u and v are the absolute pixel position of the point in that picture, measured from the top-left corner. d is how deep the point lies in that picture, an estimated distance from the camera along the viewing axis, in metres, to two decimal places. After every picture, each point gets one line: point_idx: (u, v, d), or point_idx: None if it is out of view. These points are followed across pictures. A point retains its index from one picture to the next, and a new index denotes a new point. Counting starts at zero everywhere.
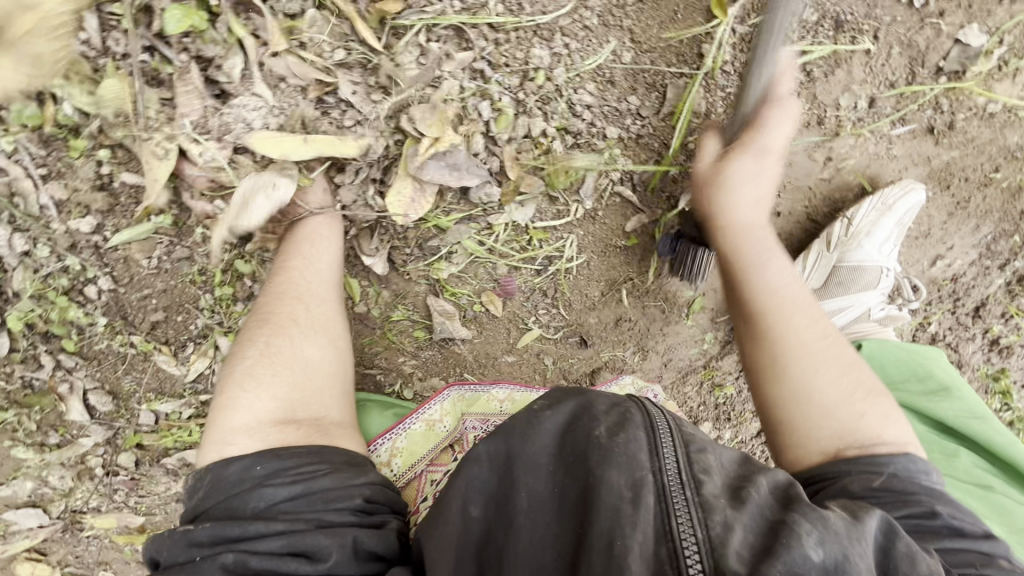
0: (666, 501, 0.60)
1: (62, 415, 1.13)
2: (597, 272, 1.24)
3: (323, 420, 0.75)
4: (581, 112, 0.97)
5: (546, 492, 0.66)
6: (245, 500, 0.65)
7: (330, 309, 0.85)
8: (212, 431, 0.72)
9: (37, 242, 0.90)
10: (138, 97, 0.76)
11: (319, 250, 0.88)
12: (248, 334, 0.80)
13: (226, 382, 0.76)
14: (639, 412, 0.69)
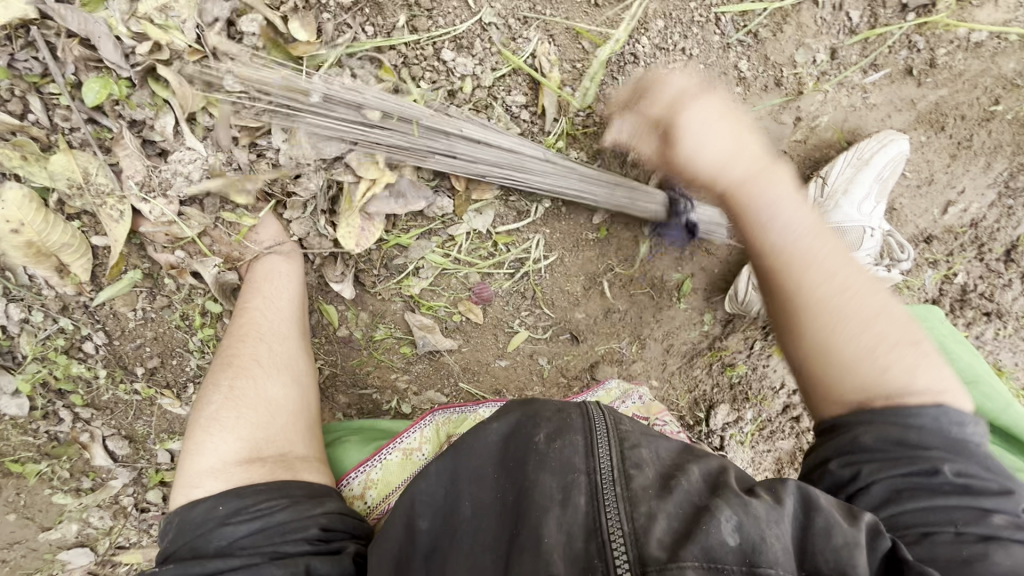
0: (597, 498, 0.66)
1: (88, 462, 1.22)
2: (573, 267, 1.25)
3: (288, 453, 0.85)
4: (518, 113, 0.96)
5: (487, 502, 0.72)
6: (207, 539, 0.73)
7: (293, 346, 0.95)
8: (183, 474, 0.81)
9: (32, 309, 0.98)
10: (86, 167, 0.82)
11: (280, 287, 0.95)
12: (212, 379, 0.89)
13: (196, 427, 0.85)
14: (578, 416, 0.75)
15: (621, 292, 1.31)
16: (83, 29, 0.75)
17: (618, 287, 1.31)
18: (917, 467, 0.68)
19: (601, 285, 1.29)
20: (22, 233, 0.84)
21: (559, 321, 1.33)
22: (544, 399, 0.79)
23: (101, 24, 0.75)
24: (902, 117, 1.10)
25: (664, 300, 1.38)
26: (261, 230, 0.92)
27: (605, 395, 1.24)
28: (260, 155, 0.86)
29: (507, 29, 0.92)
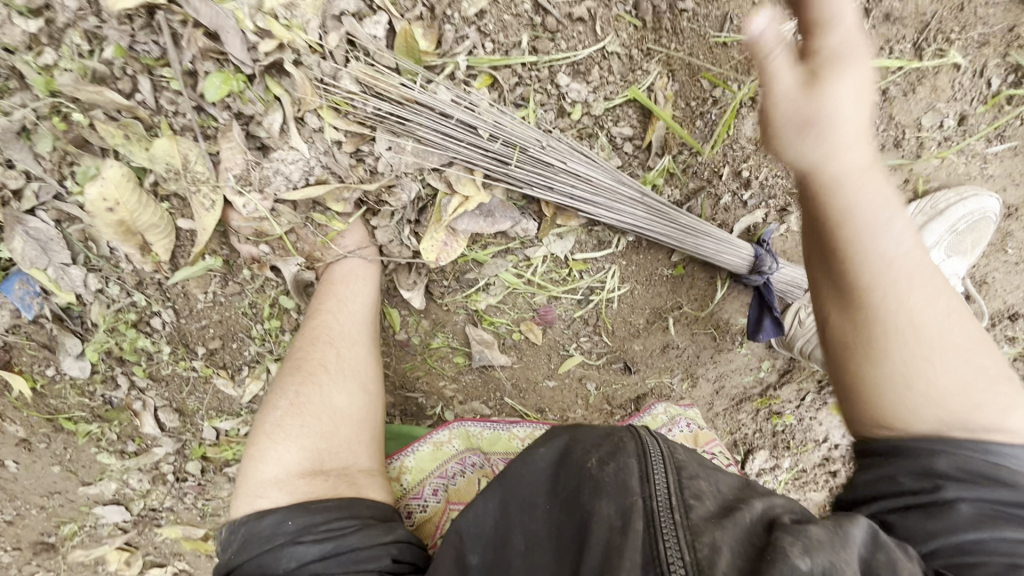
0: (654, 527, 0.60)
1: (137, 428, 1.24)
2: (641, 301, 1.21)
3: (350, 466, 0.82)
4: (621, 145, 0.92)
5: (544, 534, 0.68)
6: (276, 556, 0.69)
7: (356, 349, 0.91)
8: (246, 482, 0.79)
9: (109, 280, 0.98)
10: (186, 154, 0.80)
11: (348, 286, 0.92)
12: (279, 384, 0.87)
13: (259, 433, 0.83)
14: (633, 439, 0.69)
15: (684, 329, 1.27)
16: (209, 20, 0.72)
17: (681, 325, 1.27)
18: (1004, 490, 0.56)
19: (666, 322, 1.26)
20: (116, 211, 0.84)
21: (615, 351, 1.30)
22: (591, 426, 0.75)
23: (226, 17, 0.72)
24: (1017, 192, 1.04)
25: (724, 342, 1.32)
26: (348, 232, 0.90)
27: (652, 420, 1.14)
28: (359, 162, 0.83)
29: (628, 59, 0.87)
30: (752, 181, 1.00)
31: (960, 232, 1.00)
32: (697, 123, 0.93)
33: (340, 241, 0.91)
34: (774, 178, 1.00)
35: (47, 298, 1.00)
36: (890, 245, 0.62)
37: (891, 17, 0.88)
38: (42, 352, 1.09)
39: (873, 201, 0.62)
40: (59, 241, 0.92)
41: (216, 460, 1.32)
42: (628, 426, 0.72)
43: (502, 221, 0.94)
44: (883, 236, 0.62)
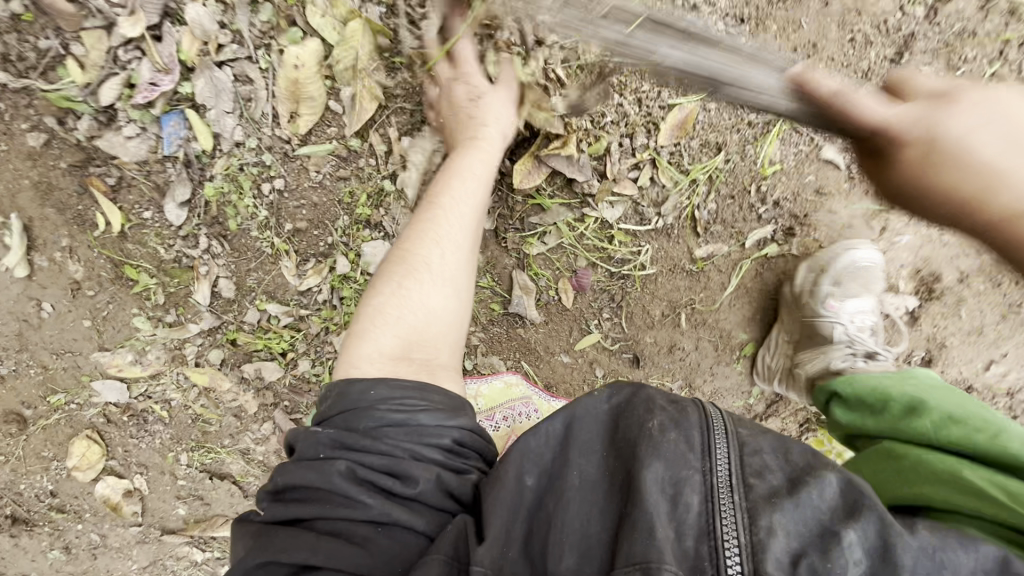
0: (710, 500, 0.69)
1: (188, 295, 1.31)
2: (662, 290, 1.40)
3: (429, 362, 0.92)
4: (677, 138, 1.22)
5: (596, 476, 0.75)
6: (362, 417, 0.81)
7: (461, 237, 1.02)
8: (350, 351, 0.92)
9: (249, 138, 1.17)
10: (367, 44, 1.11)
11: (469, 159, 1.07)
12: (388, 274, 0.99)
13: (363, 314, 0.96)
14: (698, 415, 0.77)
15: (693, 330, 1.43)
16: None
17: (692, 324, 1.43)
18: None
19: (678, 318, 1.42)
20: (297, 71, 1.12)
21: (629, 339, 1.45)
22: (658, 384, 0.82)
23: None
24: (968, 261, 1.32)
25: (724, 354, 1.44)
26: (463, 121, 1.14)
27: None
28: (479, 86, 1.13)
29: None
30: (767, 196, 1.29)
31: (868, 280, 1.29)
32: (737, 137, 1.23)
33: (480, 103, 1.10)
34: (784, 198, 1.29)
35: (186, 144, 1.18)
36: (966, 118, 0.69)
37: None
38: (149, 194, 1.23)
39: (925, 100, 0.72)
40: (228, 95, 1.14)
41: (241, 353, 1.37)
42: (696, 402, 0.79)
43: (663, 57, 0.93)
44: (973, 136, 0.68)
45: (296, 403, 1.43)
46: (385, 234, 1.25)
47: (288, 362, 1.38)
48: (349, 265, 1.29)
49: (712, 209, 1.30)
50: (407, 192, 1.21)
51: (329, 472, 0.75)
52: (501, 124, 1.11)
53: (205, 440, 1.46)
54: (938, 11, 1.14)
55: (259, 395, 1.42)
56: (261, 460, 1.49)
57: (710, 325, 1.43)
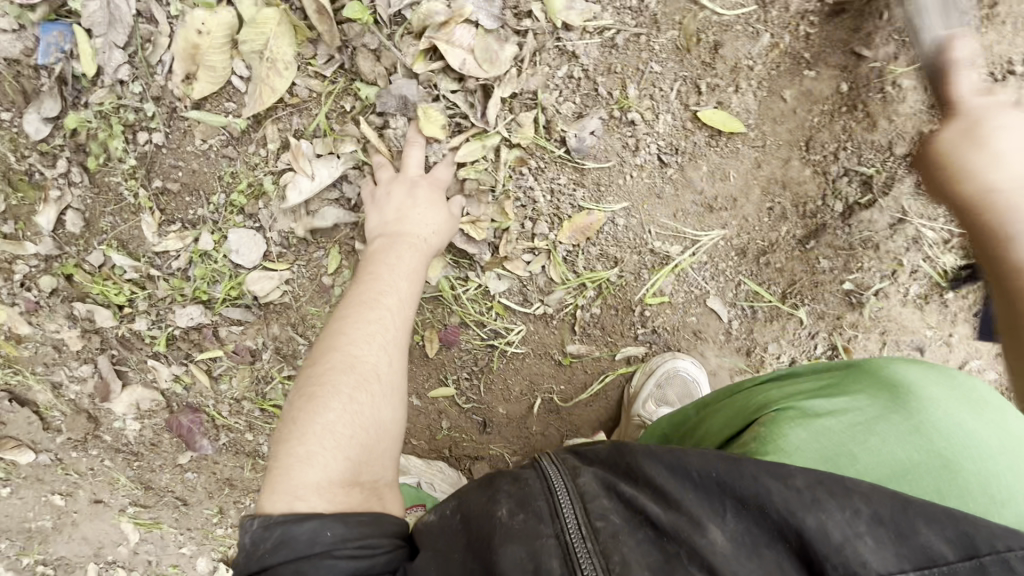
0: (571, 558, 0.64)
1: (31, 214, 1.20)
2: (526, 369, 1.39)
3: (382, 484, 0.76)
4: (577, 238, 1.19)
5: (457, 554, 0.71)
6: (273, 551, 0.63)
7: (402, 329, 0.88)
8: (280, 483, 0.70)
9: (136, 80, 1.07)
10: (288, 34, 1.01)
11: (402, 249, 0.99)
12: (331, 381, 0.78)
13: (300, 433, 0.74)
14: (537, 480, 0.74)
15: (545, 417, 1.42)
16: (395, 86, 1.03)
17: (545, 410, 1.42)
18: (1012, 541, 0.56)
19: (534, 403, 1.42)
20: (203, 35, 1.02)
21: (482, 404, 1.43)
22: (504, 471, 0.79)
23: (415, 82, 1.03)
24: None
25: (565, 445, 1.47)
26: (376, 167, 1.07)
27: None
28: (390, 122, 1.06)
29: (610, 183, 1.15)
30: (648, 321, 1.30)
31: (688, 398, 1.29)
32: (635, 258, 1.22)
33: (405, 163, 1.06)
34: (663, 327, 1.30)
35: (67, 60, 1.06)
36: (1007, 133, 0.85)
37: (784, 270, 1.21)
38: (11, 96, 1.10)
39: (1014, 174, 0.82)
40: (124, 28, 1.03)
41: (76, 289, 1.27)
42: (533, 464, 0.77)
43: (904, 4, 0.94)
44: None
45: (124, 356, 1.36)
46: (258, 226, 1.19)
47: (123, 314, 1.30)
48: (213, 243, 1.21)
49: (595, 313, 1.29)
50: (287, 194, 1.13)
51: None
52: (435, 205, 1.05)
53: (16, 359, 1.36)
54: (855, 213, 1.15)
55: (85, 336, 1.33)
56: (72, 399, 1.41)
57: (561, 418, 1.42)
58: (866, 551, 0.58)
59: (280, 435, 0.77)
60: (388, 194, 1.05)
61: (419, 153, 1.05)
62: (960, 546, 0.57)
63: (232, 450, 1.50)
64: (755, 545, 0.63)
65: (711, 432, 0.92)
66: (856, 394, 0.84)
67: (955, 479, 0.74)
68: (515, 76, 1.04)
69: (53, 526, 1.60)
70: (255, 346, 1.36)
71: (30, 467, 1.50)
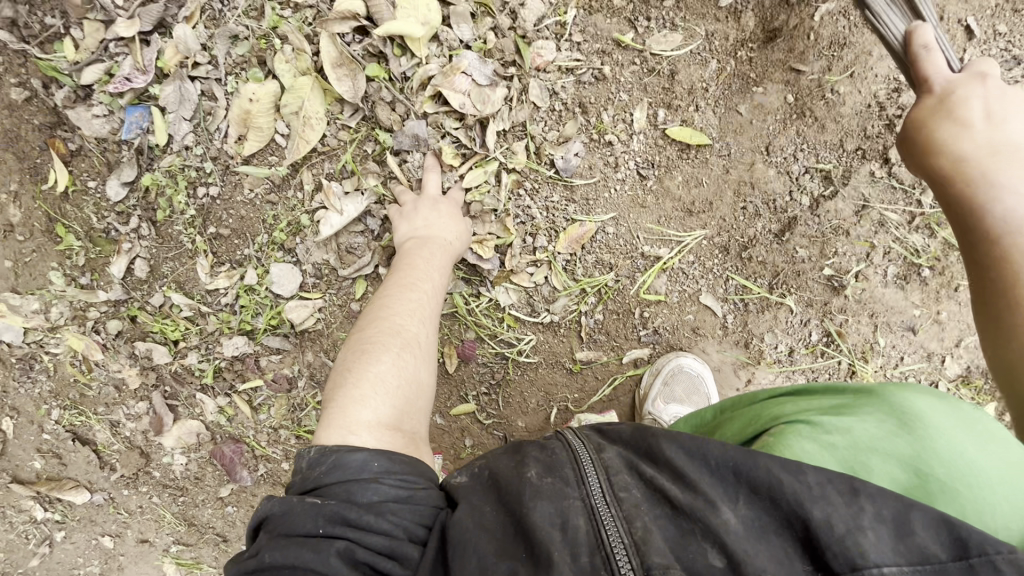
0: (596, 519, 0.74)
1: (106, 264, 1.40)
2: (540, 379, 1.48)
3: (415, 436, 0.96)
4: (573, 249, 1.34)
5: (494, 516, 0.78)
6: (328, 471, 0.84)
7: (433, 316, 1.11)
8: (341, 418, 0.90)
9: (199, 145, 1.30)
10: (320, 97, 1.25)
11: (433, 251, 1.18)
12: (382, 344, 1.00)
13: (357, 380, 0.95)
14: (564, 455, 0.82)
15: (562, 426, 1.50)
16: (408, 127, 1.24)
17: (561, 419, 1.49)
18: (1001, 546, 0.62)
19: (550, 413, 1.50)
20: (253, 103, 1.26)
21: (501, 418, 1.51)
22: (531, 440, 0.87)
23: (424, 122, 1.24)
24: None
25: None
26: (400, 196, 1.27)
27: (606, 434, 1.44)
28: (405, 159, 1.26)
29: (597, 197, 1.31)
30: (648, 322, 1.40)
31: (695, 393, 1.36)
32: (628, 262, 1.35)
33: (424, 187, 1.25)
34: (663, 327, 1.40)
35: (144, 134, 1.31)
36: (981, 149, 0.87)
37: (767, 262, 1.33)
38: (99, 167, 1.35)
39: (986, 139, 0.87)
40: (190, 104, 1.28)
41: (139, 329, 1.45)
42: (558, 436, 0.86)
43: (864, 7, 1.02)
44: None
45: (175, 391, 1.50)
46: (295, 260, 1.37)
47: (177, 350, 1.46)
48: (257, 278, 1.39)
49: (598, 318, 1.41)
50: (320, 229, 1.33)
51: (302, 519, 0.77)
52: (455, 218, 1.25)
53: (82, 399, 1.51)
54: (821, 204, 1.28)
55: (143, 373, 1.49)
56: (127, 436, 1.54)
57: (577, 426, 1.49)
58: (865, 542, 0.65)
59: (337, 380, 0.97)
60: (415, 209, 1.24)
61: (437, 177, 1.25)
62: (952, 549, 0.63)
63: (269, 480, 1.59)
64: (764, 529, 0.70)
65: (727, 431, 0.98)
66: (863, 415, 0.84)
67: (959, 499, 0.75)
68: (507, 112, 1.24)
69: (101, 570, 1.67)
70: (292, 373, 1.49)
71: (85, 508, 1.60)
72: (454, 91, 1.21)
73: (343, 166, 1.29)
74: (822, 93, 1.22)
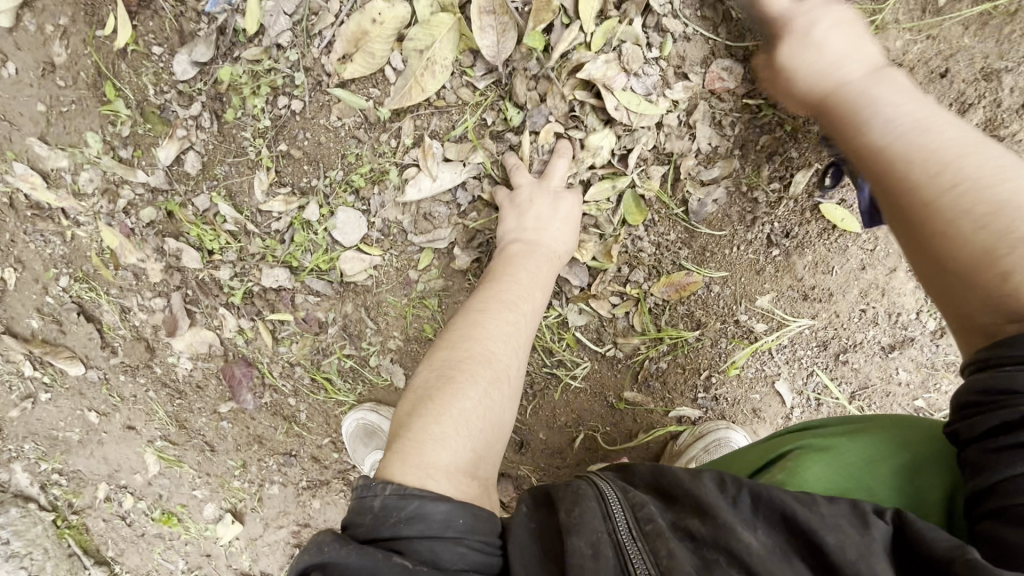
0: (625, 557, 0.67)
1: (152, 145, 1.23)
2: (577, 403, 1.41)
3: (488, 483, 0.87)
4: (667, 295, 1.21)
5: (536, 547, 0.72)
6: (408, 522, 0.73)
7: (526, 342, 0.99)
8: (417, 454, 0.80)
9: (294, 47, 1.11)
10: (453, 40, 1.06)
11: (540, 261, 1.06)
12: (471, 376, 0.89)
13: (439, 413, 0.85)
14: (591, 487, 0.77)
15: (583, 453, 1.44)
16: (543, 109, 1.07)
17: (584, 447, 1.43)
18: None
19: (575, 437, 1.43)
20: (372, 24, 1.07)
21: (524, 426, 1.45)
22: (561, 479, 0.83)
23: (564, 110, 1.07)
24: None
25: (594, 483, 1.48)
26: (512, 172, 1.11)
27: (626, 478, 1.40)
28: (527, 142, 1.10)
29: (714, 249, 1.16)
30: (710, 387, 1.32)
31: None
32: (716, 324, 1.23)
33: (548, 174, 1.09)
34: (724, 396, 1.32)
35: (231, 13, 1.11)
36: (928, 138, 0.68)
37: (859, 372, 1.22)
38: (169, 34, 1.15)
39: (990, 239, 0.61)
40: None
41: (172, 226, 1.30)
42: (586, 476, 0.81)
43: None
44: (882, 107, 0.73)
45: (197, 298, 1.38)
46: (365, 209, 1.22)
47: (210, 260, 1.32)
48: (318, 215, 1.23)
49: (662, 366, 1.31)
50: (406, 189, 1.17)
51: None
52: (571, 223, 1.10)
53: (94, 275, 1.38)
54: (944, 334, 1.17)
55: (167, 271, 1.36)
56: (136, 326, 1.44)
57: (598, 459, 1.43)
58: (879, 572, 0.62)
59: (415, 407, 0.87)
60: (531, 201, 1.09)
61: (565, 167, 1.09)
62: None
63: (272, 410, 1.53)
64: (786, 553, 0.67)
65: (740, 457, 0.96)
66: (882, 436, 0.83)
67: None
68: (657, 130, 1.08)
69: (79, 440, 1.63)
70: (325, 319, 1.38)
71: (76, 380, 1.53)
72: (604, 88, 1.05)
73: (455, 126, 1.12)
74: None
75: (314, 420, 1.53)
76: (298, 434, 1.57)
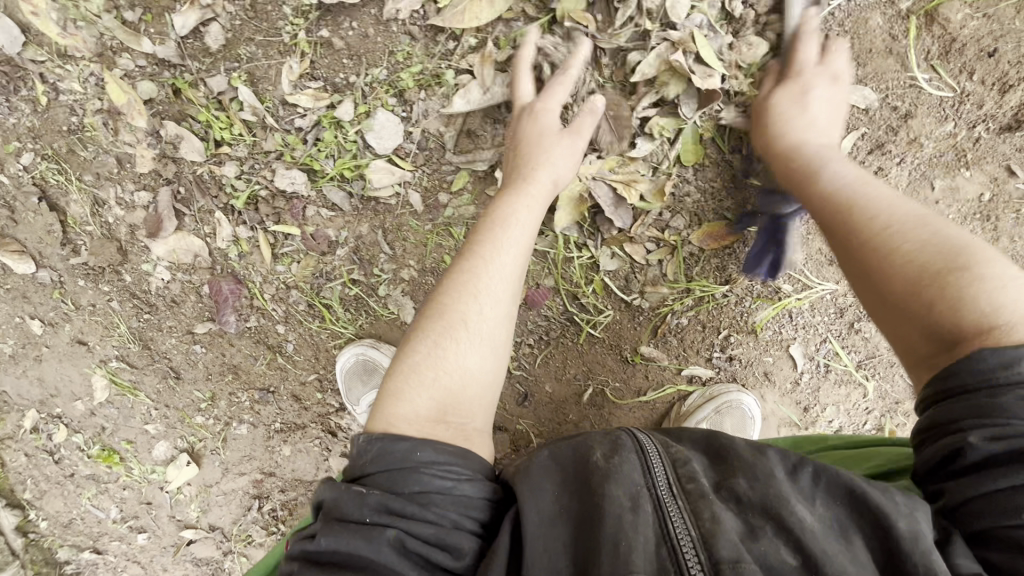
0: (664, 513, 0.68)
1: (168, 10, 1.09)
2: (589, 355, 1.37)
3: (469, 427, 0.84)
4: (702, 246, 1.21)
5: (570, 501, 0.72)
6: (372, 461, 0.77)
7: (503, 274, 0.91)
8: (383, 406, 0.84)
9: None
10: None
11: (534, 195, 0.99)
12: (425, 327, 0.89)
13: (396, 370, 0.87)
14: (630, 441, 0.76)
15: (588, 409, 1.40)
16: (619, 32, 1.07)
17: (591, 402, 1.40)
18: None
19: (583, 391, 1.39)
20: None
21: (531, 376, 1.41)
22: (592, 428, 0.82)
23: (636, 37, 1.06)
24: None
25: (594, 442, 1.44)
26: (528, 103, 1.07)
27: None
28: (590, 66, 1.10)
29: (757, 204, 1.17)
30: (727, 347, 1.32)
31: (740, 432, 1.30)
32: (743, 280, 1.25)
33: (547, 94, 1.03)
34: (738, 357, 1.33)
35: None
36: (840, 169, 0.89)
37: (868, 341, 1.27)
38: None
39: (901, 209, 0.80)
40: None
41: (176, 109, 1.15)
42: (623, 427, 0.80)
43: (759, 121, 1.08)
44: (831, 165, 0.90)
45: (190, 197, 1.23)
46: (405, 116, 1.13)
47: (215, 153, 1.18)
48: (352, 115, 1.13)
49: (683, 321, 1.31)
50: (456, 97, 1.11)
51: (354, 514, 0.72)
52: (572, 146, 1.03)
53: (67, 156, 1.20)
54: None
55: (159, 161, 1.20)
56: (109, 222, 1.26)
57: (603, 416, 1.40)
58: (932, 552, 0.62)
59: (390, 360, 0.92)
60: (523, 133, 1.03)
61: (564, 96, 1.03)
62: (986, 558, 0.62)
63: (255, 337, 1.38)
64: (839, 525, 0.67)
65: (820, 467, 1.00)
66: None
67: None
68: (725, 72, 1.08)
69: (13, 353, 1.41)
70: (336, 238, 1.27)
71: (21, 280, 1.32)
72: (685, 18, 1.06)
73: (517, 35, 1.08)
74: (1018, 207, 1.15)
75: (301, 353, 1.39)
76: (281, 367, 1.41)
